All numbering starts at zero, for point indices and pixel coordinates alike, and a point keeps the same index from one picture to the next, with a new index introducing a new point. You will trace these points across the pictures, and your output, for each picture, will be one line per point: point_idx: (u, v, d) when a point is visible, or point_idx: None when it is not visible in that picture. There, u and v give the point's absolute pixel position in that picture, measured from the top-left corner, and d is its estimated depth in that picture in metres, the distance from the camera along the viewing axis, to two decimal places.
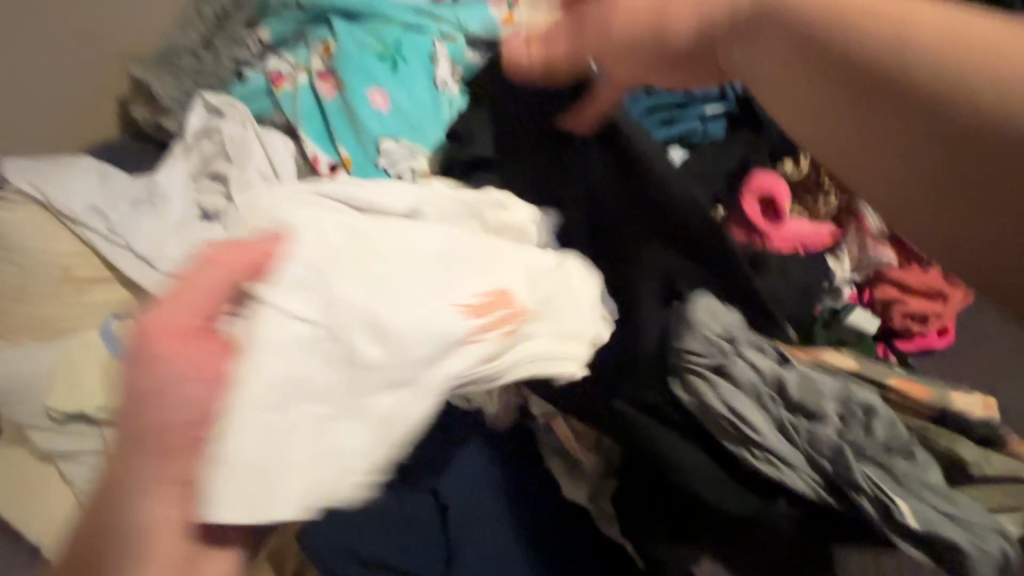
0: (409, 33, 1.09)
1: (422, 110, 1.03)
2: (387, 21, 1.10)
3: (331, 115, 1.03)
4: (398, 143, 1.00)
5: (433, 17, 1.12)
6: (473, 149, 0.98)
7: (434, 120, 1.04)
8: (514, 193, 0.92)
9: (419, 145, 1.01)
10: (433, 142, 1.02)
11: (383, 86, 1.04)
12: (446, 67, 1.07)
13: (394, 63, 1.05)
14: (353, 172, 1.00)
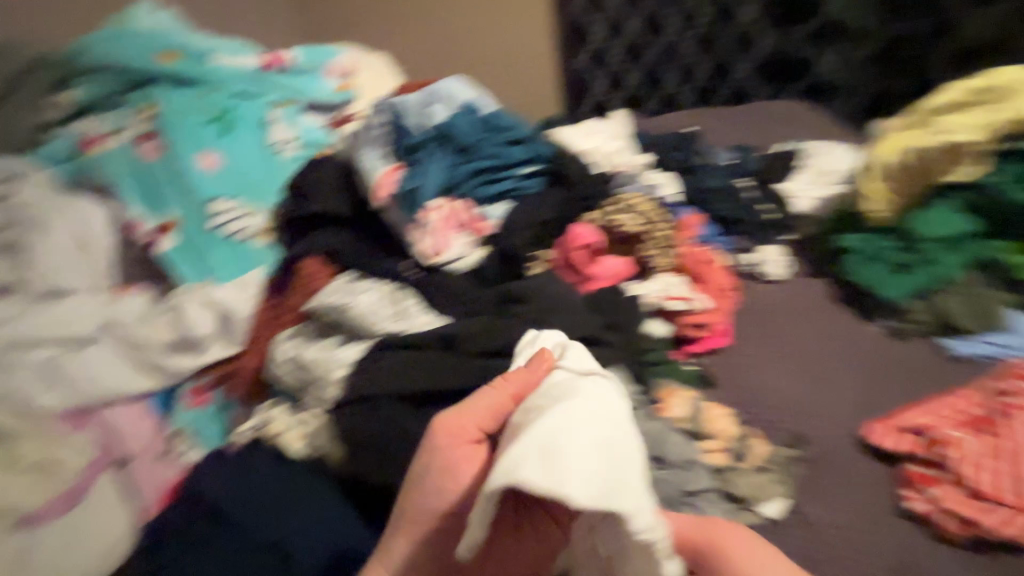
0: (240, 99, 1.11)
1: (257, 172, 1.04)
2: (214, 85, 1.10)
3: (154, 177, 0.99)
4: (232, 203, 0.99)
5: (266, 85, 1.16)
6: (309, 205, 0.96)
7: (272, 180, 1.05)
8: (356, 244, 0.93)
9: (257, 204, 1.01)
10: (272, 201, 1.03)
11: (213, 149, 1.02)
12: (280, 133, 1.10)
13: (224, 125, 1.05)
14: (182, 232, 0.96)
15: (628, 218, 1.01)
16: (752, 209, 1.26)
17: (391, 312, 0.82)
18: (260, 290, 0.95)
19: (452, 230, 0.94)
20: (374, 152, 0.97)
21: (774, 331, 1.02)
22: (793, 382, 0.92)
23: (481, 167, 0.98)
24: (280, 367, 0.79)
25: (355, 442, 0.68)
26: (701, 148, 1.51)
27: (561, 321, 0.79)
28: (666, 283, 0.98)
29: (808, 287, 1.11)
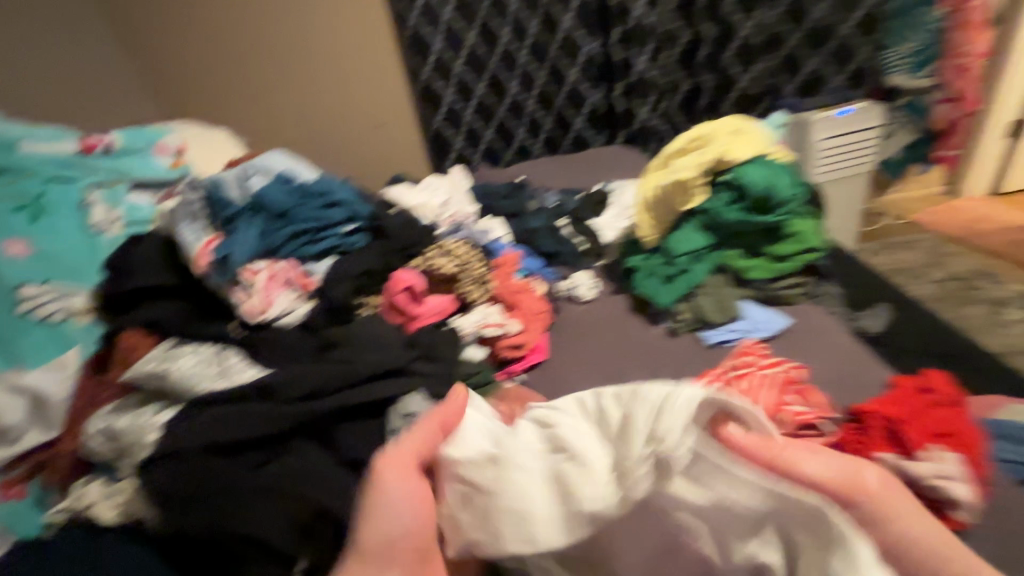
0: (54, 184, 1.12)
1: (75, 255, 1.06)
2: (24, 171, 1.11)
3: None
4: (45, 286, 0.99)
5: (85, 169, 1.19)
6: (130, 280, 0.99)
7: (92, 261, 1.07)
8: (179, 311, 0.98)
9: (75, 286, 1.03)
10: (92, 282, 1.05)
11: (24, 236, 1.02)
12: (100, 214, 1.13)
13: (35, 210, 1.06)
14: None
15: (445, 260, 1.15)
16: (568, 242, 1.48)
17: (213, 372, 0.87)
18: (80, 368, 0.95)
19: (275, 289, 1.02)
20: (193, 226, 1.03)
21: (583, 344, 1.21)
22: (591, 383, 1.10)
23: (300, 230, 1.09)
24: (90, 443, 0.80)
25: (162, 497, 0.72)
26: (530, 194, 1.74)
27: (373, 356, 0.90)
28: (483, 313, 1.14)
29: (612, 303, 1.33)
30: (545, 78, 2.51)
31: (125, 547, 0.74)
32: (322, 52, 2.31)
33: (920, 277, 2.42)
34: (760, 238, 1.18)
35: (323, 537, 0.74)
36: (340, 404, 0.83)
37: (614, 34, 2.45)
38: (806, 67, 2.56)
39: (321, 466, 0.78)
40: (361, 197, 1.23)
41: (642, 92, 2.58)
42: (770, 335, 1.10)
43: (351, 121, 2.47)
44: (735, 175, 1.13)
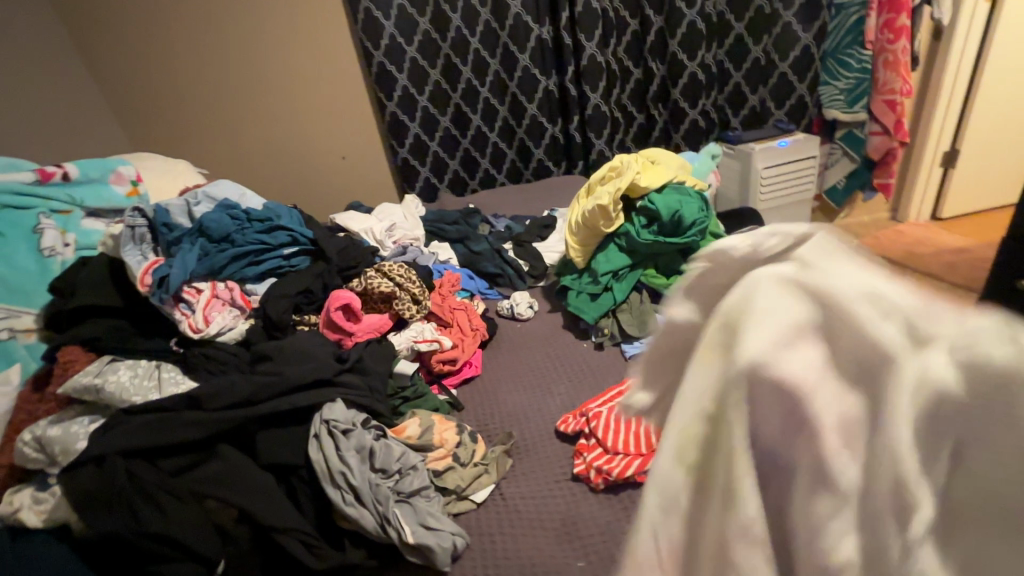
0: (7, 211, 1.17)
1: (26, 277, 1.11)
2: None
3: None
4: None
5: (40, 197, 1.23)
6: (75, 299, 1.04)
7: (40, 283, 1.13)
8: (123, 330, 1.05)
9: (23, 306, 1.08)
10: (40, 303, 1.10)
11: None
12: (52, 239, 1.18)
13: None
14: None
15: (381, 280, 1.22)
16: (510, 265, 1.58)
17: (149, 384, 0.94)
18: (22, 385, 1.00)
19: (215, 309, 1.09)
20: (137, 249, 1.09)
21: (516, 358, 1.29)
22: (519, 395, 1.16)
23: (242, 252, 1.16)
24: (21, 453, 0.84)
25: (83, 500, 0.77)
26: (480, 221, 1.84)
27: (302, 368, 0.96)
28: (418, 329, 1.22)
29: (548, 320, 1.41)
30: (505, 113, 2.61)
31: (54, 549, 0.78)
32: (294, 90, 2.44)
33: None
34: (676, 258, 1.28)
35: (239, 541, 0.80)
36: (267, 411, 0.89)
37: (569, 70, 2.52)
38: (748, 102, 2.75)
39: (248, 468, 0.84)
40: (303, 224, 1.32)
41: (598, 123, 2.61)
42: None
43: (321, 154, 2.58)
44: (649, 201, 1.24)
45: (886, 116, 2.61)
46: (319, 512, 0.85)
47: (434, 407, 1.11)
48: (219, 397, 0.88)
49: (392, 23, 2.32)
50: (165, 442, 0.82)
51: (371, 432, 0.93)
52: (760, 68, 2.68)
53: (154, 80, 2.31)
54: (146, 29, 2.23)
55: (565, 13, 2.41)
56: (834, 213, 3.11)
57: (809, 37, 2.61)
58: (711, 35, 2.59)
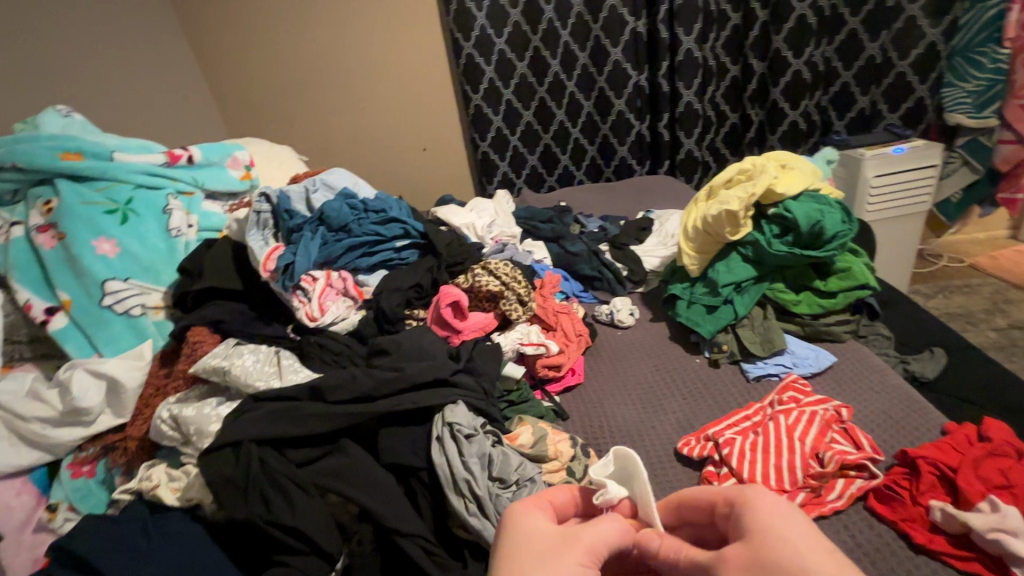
0: (140, 190, 1.21)
1: (155, 255, 1.16)
2: (115, 179, 1.19)
3: (51, 263, 1.06)
4: (128, 282, 1.10)
5: (168, 178, 1.27)
6: (202, 281, 1.07)
7: (169, 263, 1.17)
8: (244, 314, 1.07)
9: (152, 284, 1.13)
10: (167, 281, 1.15)
11: (111, 236, 1.11)
12: (179, 220, 1.22)
13: (124, 213, 1.15)
14: (73, 311, 1.04)
15: (489, 279, 1.18)
16: (609, 268, 1.50)
17: (271, 370, 0.94)
18: (152, 359, 1.04)
19: (329, 298, 1.09)
20: (260, 234, 1.12)
21: (621, 368, 1.21)
22: (629, 408, 1.09)
23: (357, 242, 1.17)
24: (158, 429, 0.86)
25: (218, 483, 0.77)
26: (573, 220, 1.78)
27: (420, 366, 0.93)
28: (524, 331, 1.16)
29: (653, 329, 1.33)
30: (590, 108, 2.51)
31: (190, 526, 0.79)
32: (385, 81, 2.46)
33: (980, 322, 2.30)
34: (806, 272, 1.18)
35: (361, 539, 0.79)
36: (387, 410, 0.86)
37: (662, 66, 2.39)
38: (857, 103, 2.53)
39: (372, 468, 0.82)
40: (412, 217, 1.31)
41: (690, 122, 2.47)
42: (815, 372, 1.08)
43: (404, 145, 2.60)
44: (785, 209, 1.13)
45: (1021, 122, 2.33)
46: (438, 518, 0.82)
47: (541, 414, 1.07)
48: (344, 394, 0.87)
49: (484, 14, 2.27)
50: (288, 433, 0.82)
51: (489, 438, 0.89)
52: (875, 67, 2.45)
53: (256, 68, 2.38)
54: (251, 20, 2.29)
55: (664, 5, 2.26)
56: (944, 229, 2.83)
57: (936, 33, 2.34)
58: (822, 31, 2.38)
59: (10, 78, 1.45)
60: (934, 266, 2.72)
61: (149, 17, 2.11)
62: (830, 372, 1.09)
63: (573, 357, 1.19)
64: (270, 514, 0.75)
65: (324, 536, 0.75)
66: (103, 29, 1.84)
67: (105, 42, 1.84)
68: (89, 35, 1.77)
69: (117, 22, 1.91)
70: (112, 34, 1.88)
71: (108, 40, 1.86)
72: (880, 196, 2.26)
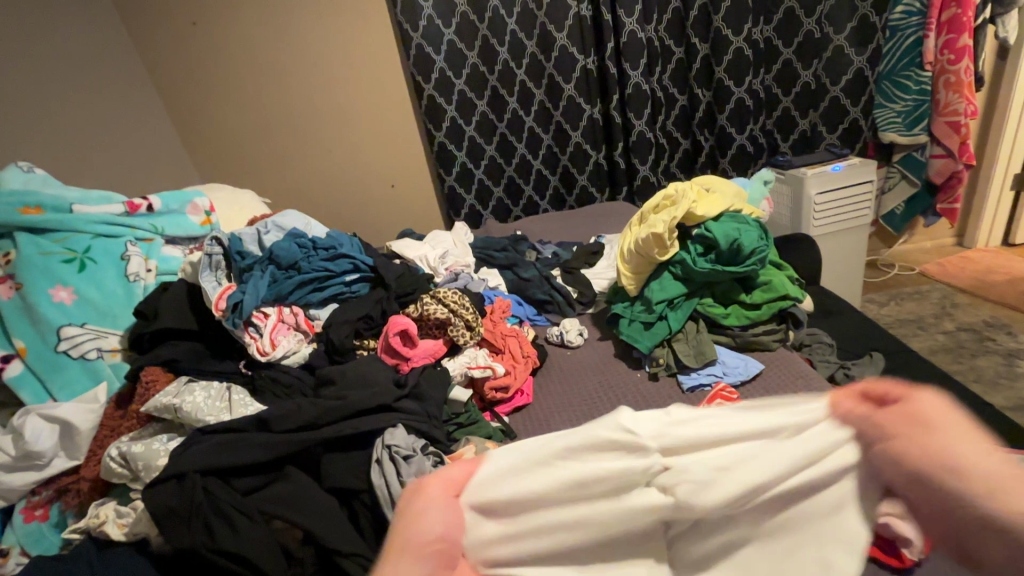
0: (98, 239, 1.26)
1: (112, 300, 1.20)
2: (74, 230, 1.24)
3: (8, 313, 1.10)
4: (84, 328, 1.14)
5: (127, 226, 1.33)
6: (156, 322, 1.12)
7: (126, 306, 1.21)
8: (197, 352, 1.12)
9: (110, 328, 1.17)
10: (124, 325, 1.19)
11: (68, 284, 1.16)
12: (137, 265, 1.28)
13: (81, 261, 1.20)
14: (28, 358, 1.08)
15: (437, 307, 1.24)
16: (560, 291, 1.57)
17: (221, 405, 0.98)
18: (107, 402, 1.07)
19: (281, 333, 1.15)
20: (212, 276, 1.17)
21: (567, 386, 1.27)
22: (573, 424, 1.15)
23: (308, 278, 1.23)
24: (106, 467, 0.89)
25: (163, 514, 0.80)
26: (529, 247, 1.86)
27: (364, 393, 0.99)
28: (471, 355, 1.23)
29: (600, 348, 1.39)
30: (549, 141, 2.63)
31: (136, 560, 0.82)
32: (349, 122, 2.56)
33: (929, 326, 2.40)
34: (733, 287, 1.27)
35: (304, 562, 0.82)
36: (330, 436, 0.91)
37: (613, 99, 2.53)
38: (798, 126, 2.68)
39: (315, 492, 0.86)
40: (363, 252, 1.38)
41: (643, 149, 2.59)
42: (744, 380, 1.15)
43: (372, 182, 2.68)
44: (706, 229, 1.23)
45: (948, 138, 2.49)
46: (379, 537, 0.86)
47: (488, 434, 1.11)
48: (287, 425, 0.91)
49: (442, 57, 2.40)
50: (231, 463, 0.85)
51: (430, 458, 0.93)
52: (810, 92, 2.61)
53: (224, 116, 2.47)
54: (218, 72, 2.39)
55: (611, 43, 2.41)
56: (893, 239, 2.97)
57: (862, 59, 2.53)
58: (759, 61, 2.55)
59: None
60: (886, 275, 2.84)
61: (118, 70, 2.19)
62: (759, 379, 1.16)
63: (521, 376, 1.24)
64: (213, 541, 0.79)
65: (266, 560, 0.79)
66: (69, 83, 1.91)
67: (72, 95, 1.91)
68: (54, 91, 1.83)
69: (83, 78, 1.98)
70: (78, 89, 1.94)
71: (74, 95, 1.92)
72: (825, 211, 2.38)
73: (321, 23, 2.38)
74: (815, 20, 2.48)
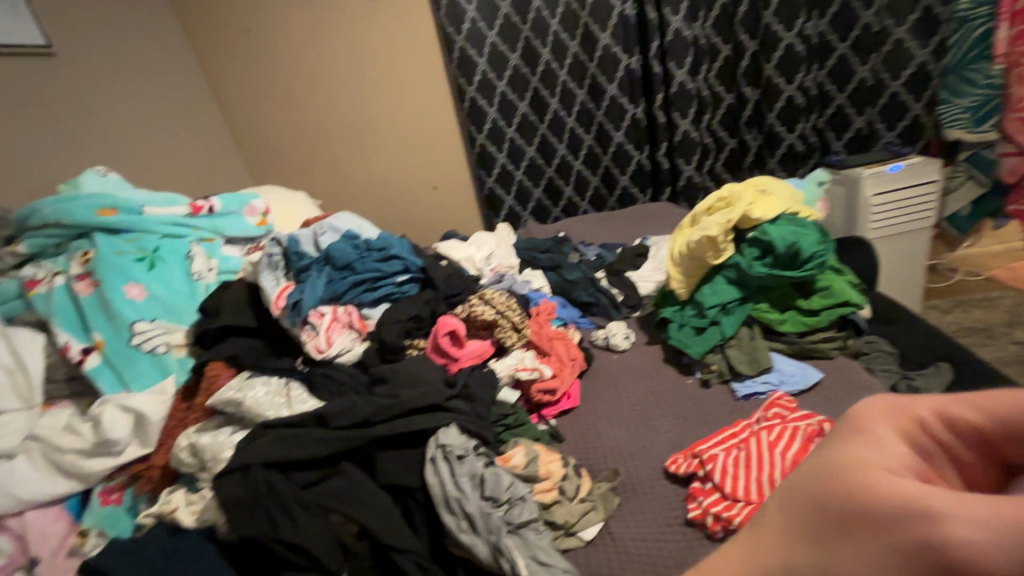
0: (166, 239, 1.34)
1: (178, 298, 1.27)
2: (145, 230, 1.31)
3: (88, 308, 1.17)
4: (154, 323, 1.20)
5: (191, 227, 1.40)
6: (220, 319, 1.17)
7: (189, 303, 1.29)
8: (256, 349, 1.16)
9: (177, 324, 1.24)
10: (189, 321, 1.26)
11: (140, 281, 1.23)
12: (200, 264, 1.35)
13: (152, 260, 1.27)
14: (106, 351, 1.15)
15: (485, 308, 1.25)
16: (605, 293, 1.56)
17: (281, 401, 1.02)
18: (175, 394, 1.13)
19: (335, 331, 1.18)
20: (272, 275, 1.24)
21: (614, 390, 1.25)
22: (621, 429, 1.13)
23: (361, 279, 1.26)
24: (177, 456, 0.94)
25: (230, 504, 0.84)
26: (573, 248, 1.85)
27: (417, 392, 1.00)
28: (519, 357, 1.22)
29: (648, 352, 1.37)
30: (591, 141, 2.60)
31: (205, 546, 0.86)
32: (392, 124, 2.60)
33: (999, 336, 2.24)
34: (790, 292, 1.22)
35: (360, 556, 0.84)
36: (386, 434, 0.93)
37: (657, 98, 2.47)
38: (854, 124, 2.55)
39: (371, 489, 0.88)
40: (412, 253, 1.40)
41: (687, 149, 2.52)
42: (802, 389, 1.11)
43: (413, 183, 2.72)
44: (762, 233, 1.19)
45: (1021, 134, 2.29)
46: (432, 535, 0.87)
47: (535, 436, 1.11)
48: (345, 422, 0.94)
49: (484, 60, 2.41)
50: (292, 456, 0.89)
51: (481, 459, 0.94)
52: (867, 88, 2.48)
53: (275, 121, 2.56)
54: (271, 79, 2.49)
55: (655, 41, 2.36)
56: (957, 243, 2.79)
57: (925, 53, 2.38)
58: (812, 56, 2.44)
59: (49, 143, 1.60)
60: (949, 281, 2.67)
61: (179, 78, 2.31)
62: (819, 388, 1.12)
63: (568, 379, 1.24)
64: (277, 531, 0.81)
65: (326, 552, 0.81)
66: (134, 91, 2.02)
67: (136, 102, 2.02)
68: (123, 102, 1.96)
69: (148, 89, 2.11)
70: (143, 99, 2.07)
71: (140, 105, 2.04)
72: (882, 213, 2.26)
73: (367, 29, 2.43)
74: (873, 12, 2.36)
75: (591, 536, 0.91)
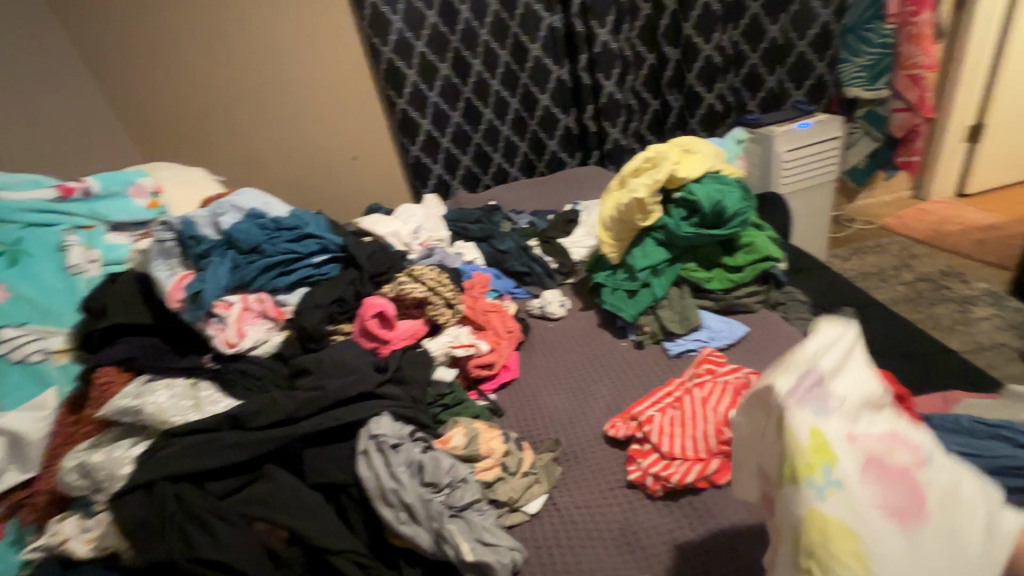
0: (31, 229, 1.15)
1: (53, 296, 1.09)
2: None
3: None
4: (23, 328, 1.03)
5: (62, 213, 1.20)
6: (107, 318, 1.03)
7: (70, 302, 1.11)
8: (156, 348, 1.03)
9: (53, 327, 1.06)
10: (70, 322, 1.08)
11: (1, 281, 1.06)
12: (78, 256, 1.16)
13: (13, 255, 1.09)
14: None
15: (414, 286, 1.19)
16: (540, 261, 1.53)
17: (187, 404, 0.92)
18: (58, 408, 0.99)
19: (248, 322, 1.08)
20: (164, 264, 1.10)
21: (552, 358, 1.24)
22: (561, 398, 1.12)
23: (273, 262, 1.15)
24: (64, 478, 0.83)
25: (133, 527, 0.75)
26: (504, 217, 1.80)
27: (345, 381, 0.93)
28: (454, 334, 1.17)
29: (584, 319, 1.36)
30: (516, 105, 2.51)
31: None
32: (302, 91, 2.37)
33: (891, 278, 2.46)
34: (715, 250, 1.26)
35: (292, 562, 0.77)
36: (311, 430, 0.86)
37: (581, 59, 2.41)
38: (766, 84, 2.63)
39: (296, 491, 0.81)
40: (330, 231, 1.29)
41: (613, 112, 2.52)
42: (730, 343, 1.15)
43: (334, 155, 2.53)
44: (689, 193, 1.21)
45: (909, 91, 2.49)
46: (369, 528, 0.82)
47: (475, 413, 1.08)
48: (264, 423, 0.86)
49: (399, 18, 2.23)
50: (203, 464, 0.80)
51: (418, 445, 0.90)
52: (778, 48, 2.56)
53: (165, 88, 2.25)
54: (155, 44, 2.17)
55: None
56: (856, 194, 3.01)
57: (828, 13, 2.48)
58: (727, 15, 2.46)
59: None
60: (849, 230, 2.88)
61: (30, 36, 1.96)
62: (745, 341, 1.16)
63: (505, 353, 1.21)
64: (191, 551, 0.73)
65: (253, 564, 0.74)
66: None
67: None
68: None
69: None
70: None
71: None
72: (793, 169, 2.39)
73: None
74: None
75: (533, 510, 0.90)
